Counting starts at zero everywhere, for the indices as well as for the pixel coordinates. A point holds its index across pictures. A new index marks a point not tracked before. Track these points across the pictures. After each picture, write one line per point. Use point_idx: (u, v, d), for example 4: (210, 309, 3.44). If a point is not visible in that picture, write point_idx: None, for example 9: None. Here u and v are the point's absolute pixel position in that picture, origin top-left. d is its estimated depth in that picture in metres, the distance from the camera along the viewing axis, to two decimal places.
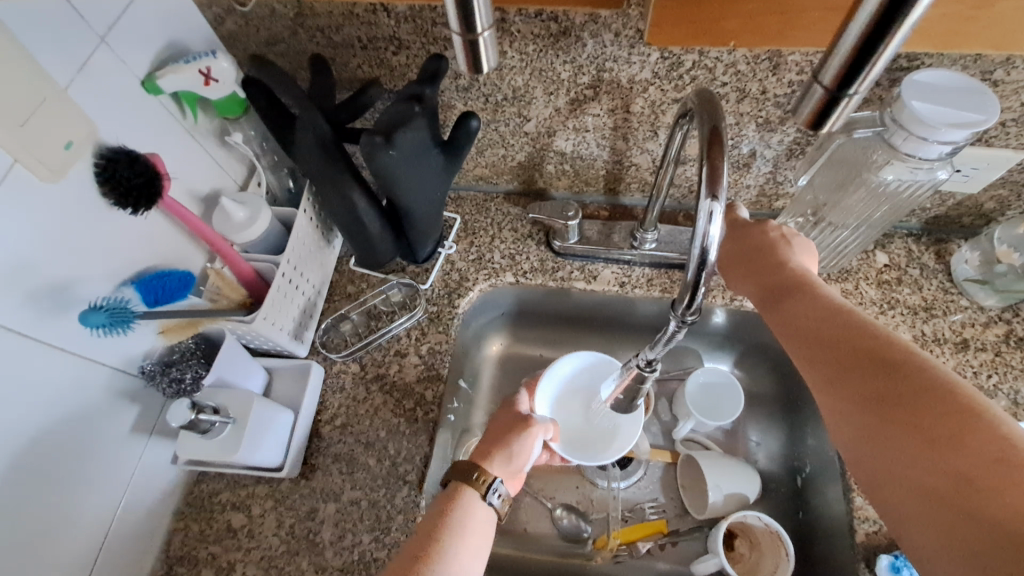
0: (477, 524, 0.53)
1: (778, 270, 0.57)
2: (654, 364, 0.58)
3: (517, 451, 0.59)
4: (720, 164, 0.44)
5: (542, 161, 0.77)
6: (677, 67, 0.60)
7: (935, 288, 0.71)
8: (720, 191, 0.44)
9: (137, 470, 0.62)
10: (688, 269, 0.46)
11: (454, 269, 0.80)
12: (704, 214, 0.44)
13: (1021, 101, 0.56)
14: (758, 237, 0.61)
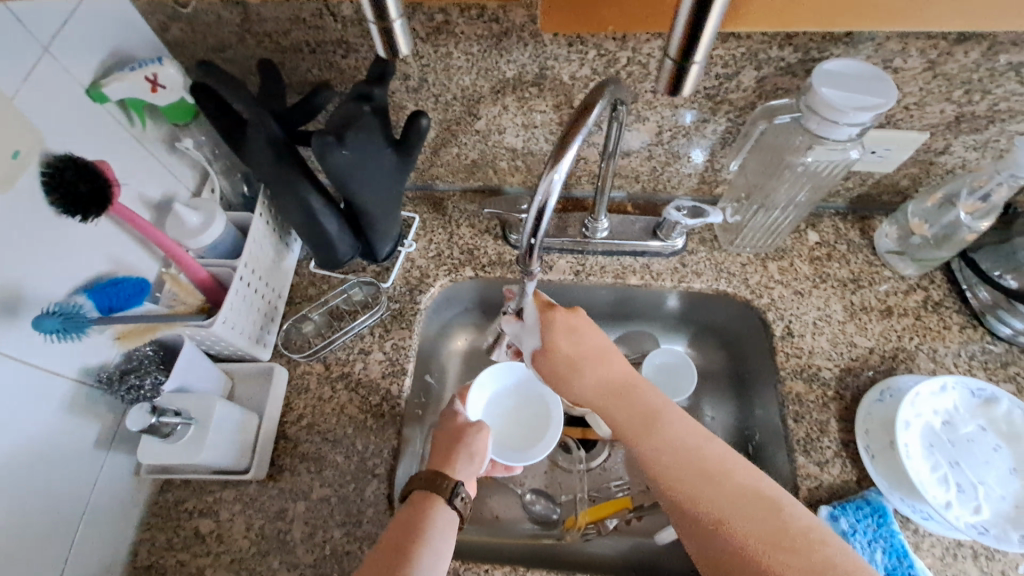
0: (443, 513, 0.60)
1: (574, 376, 0.64)
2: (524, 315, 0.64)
3: (476, 451, 0.67)
4: (574, 137, 0.46)
5: (495, 158, 0.80)
6: (613, 64, 0.63)
7: (861, 262, 0.77)
8: (561, 162, 0.46)
9: (99, 482, 0.61)
10: (529, 218, 0.49)
11: (414, 267, 0.82)
12: (544, 176, 0.46)
13: (920, 86, 0.61)
14: (547, 329, 0.65)
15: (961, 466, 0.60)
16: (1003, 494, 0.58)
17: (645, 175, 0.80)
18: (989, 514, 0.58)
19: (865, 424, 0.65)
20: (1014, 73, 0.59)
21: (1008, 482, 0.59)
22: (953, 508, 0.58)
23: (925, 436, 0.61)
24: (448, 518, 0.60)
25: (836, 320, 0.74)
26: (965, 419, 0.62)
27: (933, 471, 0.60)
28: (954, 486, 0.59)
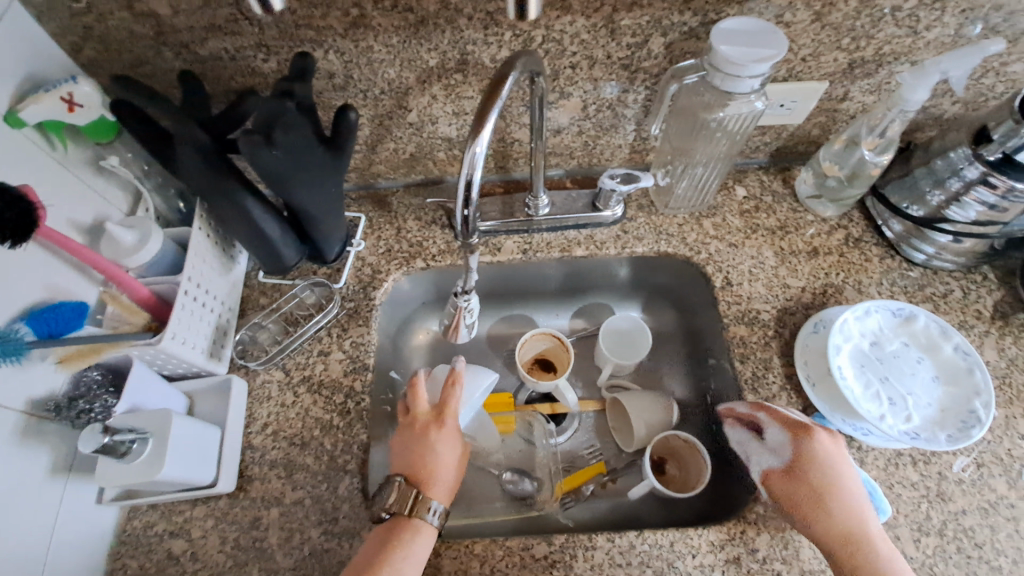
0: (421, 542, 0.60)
1: (798, 492, 0.61)
2: (468, 293, 0.63)
3: (452, 472, 0.65)
4: (490, 111, 0.48)
5: (432, 148, 0.82)
6: (530, 43, 0.65)
7: (786, 210, 0.83)
8: (482, 135, 0.47)
9: (60, 516, 0.60)
10: (459, 190, 0.50)
11: (365, 265, 0.82)
12: (466, 150, 0.47)
13: (812, 38, 0.66)
14: (800, 451, 0.62)
15: (890, 381, 0.66)
16: (928, 401, 0.64)
17: (579, 151, 0.84)
18: (918, 421, 0.63)
19: (803, 355, 0.70)
20: (890, 17, 0.64)
21: (931, 389, 0.65)
22: (887, 420, 0.63)
23: (856, 358, 0.67)
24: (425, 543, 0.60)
25: (769, 266, 0.79)
26: (890, 338, 0.68)
27: (866, 389, 0.65)
28: (885, 400, 0.64)
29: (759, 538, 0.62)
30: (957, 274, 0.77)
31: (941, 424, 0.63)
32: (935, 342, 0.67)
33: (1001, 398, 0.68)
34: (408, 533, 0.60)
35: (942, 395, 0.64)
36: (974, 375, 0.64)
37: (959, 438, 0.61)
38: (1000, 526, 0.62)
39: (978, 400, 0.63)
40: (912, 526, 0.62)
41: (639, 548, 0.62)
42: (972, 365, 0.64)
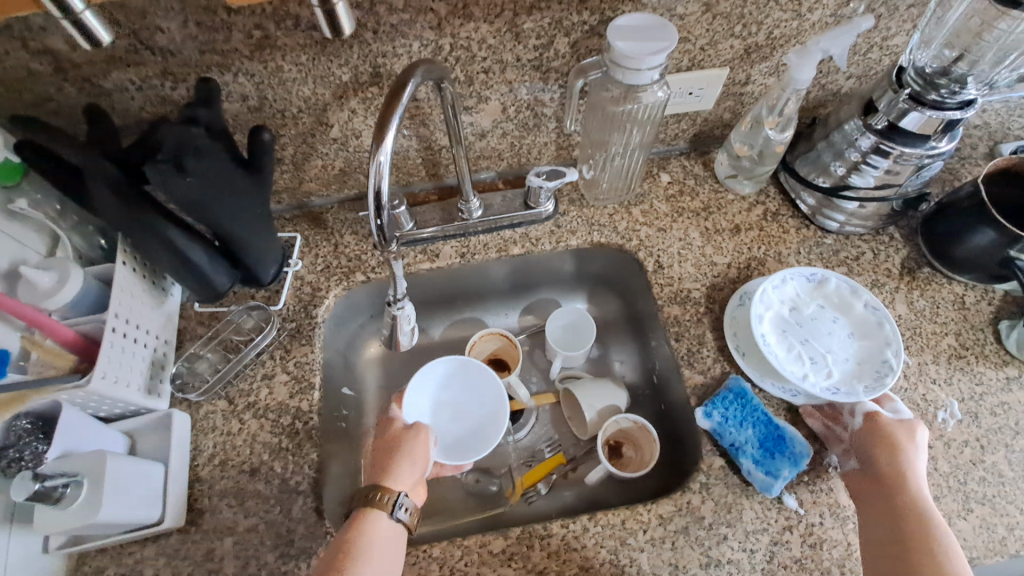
0: (381, 537, 0.60)
1: (883, 468, 0.62)
2: (401, 303, 0.64)
3: (413, 459, 0.66)
4: (391, 118, 0.49)
5: (361, 162, 0.82)
6: (440, 52, 0.67)
7: (709, 192, 0.87)
8: (384, 144, 0.49)
9: (9, 567, 0.58)
10: (370, 199, 0.50)
11: (305, 284, 0.82)
12: (371, 159, 0.48)
13: (706, 27, 0.70)
14: (893, 430, 0.63)
15: (810, 342, 0.71)
16: (845, 356, 0.70)
17: (507, 152, 0.86)
18: (837, 376, 0.68)
19: (732, 326, 0.73)
20: (773, 2, 0.69)
21: (847, 345, 0.70)
22: (809, 378, 0.68)
23: (778, 324, 0.72)
24: (382, 536, 0.60)
25: (696, 246, 0.82)
26: (807, 302, 0.73)
27: (788, 352, 0.70)
28: (807, 360, 0.69)
29: (705, 506, 0.65)
30: (868, 237, 0.82)
31: (858, 376, 0.68)
32: (847, 301, 0.73)
33: (913, 347, 0.74)
34: (361, 528, 0.60)
35: (857, 350, 0.70)
36: (883, 328, 0.70)
37: (874, 388, 0.66)
38: None
39: (888, 350, 0.69)
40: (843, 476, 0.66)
41: (593, 530, 0.64)
42: (881, 318, 0.70)
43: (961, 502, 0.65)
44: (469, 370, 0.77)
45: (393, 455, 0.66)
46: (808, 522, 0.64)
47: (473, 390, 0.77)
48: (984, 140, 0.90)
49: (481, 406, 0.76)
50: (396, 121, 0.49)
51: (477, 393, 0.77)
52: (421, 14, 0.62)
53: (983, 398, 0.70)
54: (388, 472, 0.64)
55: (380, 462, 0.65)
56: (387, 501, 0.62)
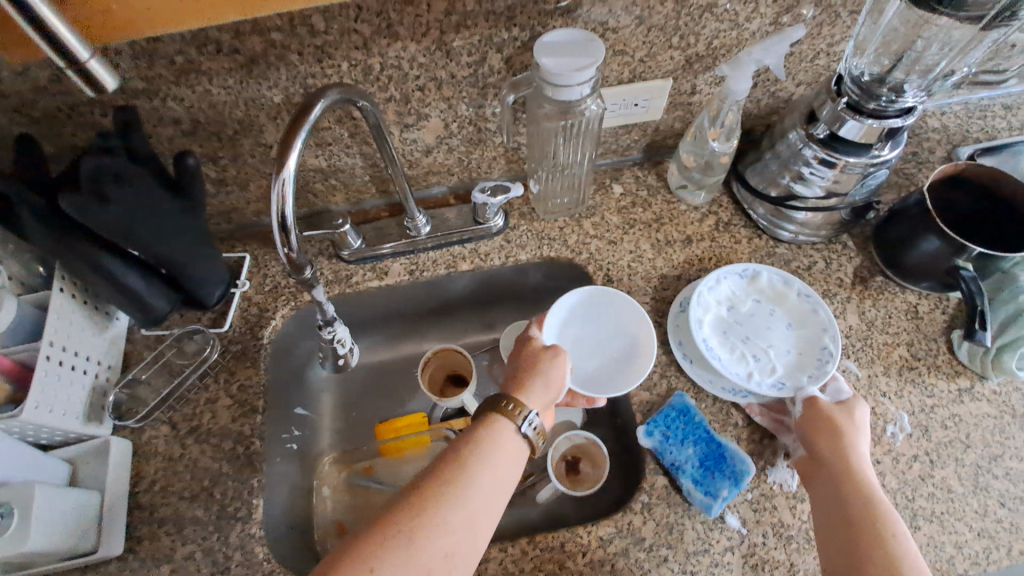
0: (507, 445, 0.60)
1: (828, 453, 0.61)
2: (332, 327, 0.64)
3: (550, 380, 0.67)
4: (295, 141, 0.48)
5: (307, 181, 0.82)
6: (371, 71, 0.66)
7: (661, 203, 0.86)
8: (288, 163, 0.47)
9: None
10: (274, 221, 0.48)
11: (252, 305, 0.82)
12: (274, 178, 0.47)
13: (643, 40, 0.69)
14: (833, 413, 0.63)
15: (751, 339, 0.72)
16: (786, 348, 0.71)
17: (455, 167, 0.85)
18: (781, 370, 0.69)
19: (677, 335, 0.73)
20: (709, 12, 0.67)
21: (786, 336, 0.71)
22: (754, 376, 0.69)
23: (718, 326, 0.73)
24: (513, 446, 0.60)
25: (647, 259, 0.81)
26: (744, 300, 0.75)
27: (731, 353, 0.71)
28: (750, 358, 0.70)
29: (645, 527, 0.64)
30: (820, 246, 0.81)
31: (801, 366, 0.69)
32: (781, 293, 0.74)
33: (864, 359, 0.72)
34: (490, 432, 0.60)
35: (796, 339, 0.71)
36: (817, 315, 0.71)
37: (818, 376, 0.67)
38: None
39: (825, 335, 0.70)
40: (788, 494, 0.65)
41: (531, 553, 0.63)
42: (814, 305, 0.72)
43: (908, 520, 0.63)
44: (596, 302, 0.78)
45: (534, 372, 0.67)
46: (750, 542, 0.63)
47: (600, 324, 0.78)
48: (943, 143, 0.88)
49: (608, 340, 0.77)
50: (299, 145, 0.48)
51: (610, 325, 0.78)
52: (345, 35, 0.61)
53: (934, 410, 0.69)
54: (523, 389, 0.65)
55: (519, 377, 0.67)
56: (517, 412, 0.61)
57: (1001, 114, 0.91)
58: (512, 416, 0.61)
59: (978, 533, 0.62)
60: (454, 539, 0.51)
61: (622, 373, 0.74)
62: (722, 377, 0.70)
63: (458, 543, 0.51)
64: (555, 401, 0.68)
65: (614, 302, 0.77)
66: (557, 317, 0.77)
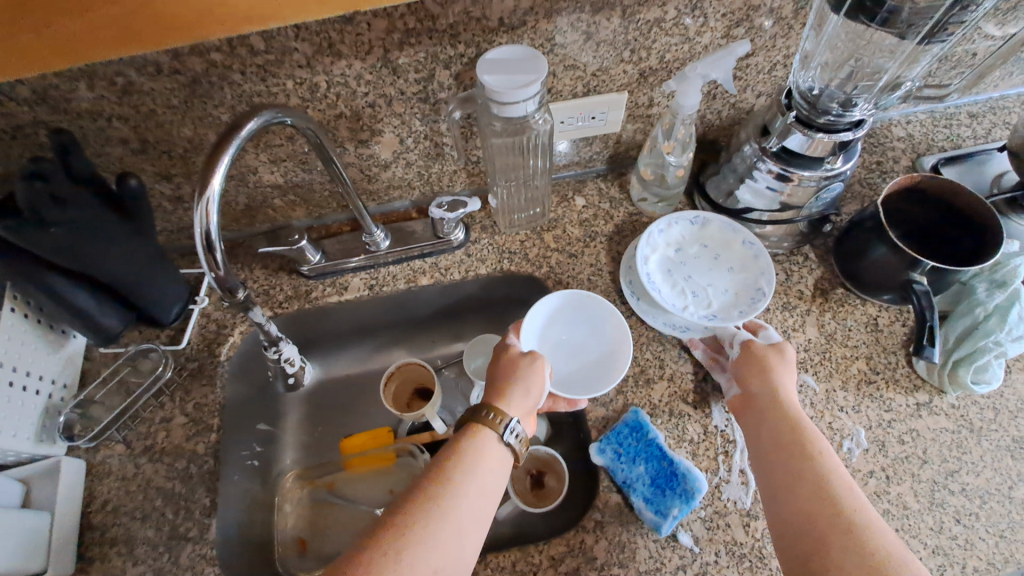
0: (491, 456, 0.59)
1: (760, 387, 0.63)
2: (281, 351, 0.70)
3: (530, 385, 0.66)
4: (222, 159, 0.49)
5: (265, 197, 0.82)
6: (317, 89, 0.66)
7: (623, 214, 0.85)
8: (212, 184, 0.48)
9: None
10: (199, 242, 0.48)
11: (210, 321, 0.82)
12: (197, 200, 0.47)
13: (593, 55, 0.69)
14: (763, 354, 0.65)
15: (692, 278, 0.75)
16: (724, 288, 0.74)
17: (416, 181, 0.85)
18: (716, 306, 0.73)
19: (627, 275, 0.77)
20: (658, 27, 0.67)
21: (726, 278, 0.75)
22: (689, 309, 0.72)
23: (664, 265, 0.77)
24: (497, 456, 0.60)
25: (606, 273, 0.81)
26: (691, 244, 0.78)
27: (672, 288, 0.75)
28: (689, 294, 0.74)
29: (597, 545, 0.63)
30: (781, 257, 0.80)
31: (736, 304, 0.73)
32: (727, 239, 0.76)
33: (822, 373, 0.71)
34: (473, 444, 0.59)
35: (734, 282, 0.75)
36: (759, 260, 0.73)
37: (748, 311, 0.70)
38: None
39: (763, 279, 0.72)
40: (742, 512, 0.64)
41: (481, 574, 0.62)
42: (757, 252, 0.74)
43: None
44: (581, 305, 0.77)
45: (511, 378, 0.66)
46: (702, 561, 0.62)
47: (585, 326, 0.77)
48: (907, 152, 0.87)
49: (584, 347, 0.77)
50: (226, 164, 0.49)
51: (591, 330, 0.77)
52: (286, 54, 0.61)
53: (891, 425, 0.68)
54: (503, 396, 0.64)
55: (497, 384, 0.66)
56: (499, 421, 0.61)
57: (966, 122, 0.90)
58: (496, 427, 0.61)
59: (934, 551, 0.61)
60: (442, 554, 0.51)
61: (596, 376, 0.73)
62: (663, 313, 0.74)
63: (446, 557, 0.51)
64: (537, 406, 0.67)
65: (583, 302, 0.76)
66: (539, 318, 0.75)
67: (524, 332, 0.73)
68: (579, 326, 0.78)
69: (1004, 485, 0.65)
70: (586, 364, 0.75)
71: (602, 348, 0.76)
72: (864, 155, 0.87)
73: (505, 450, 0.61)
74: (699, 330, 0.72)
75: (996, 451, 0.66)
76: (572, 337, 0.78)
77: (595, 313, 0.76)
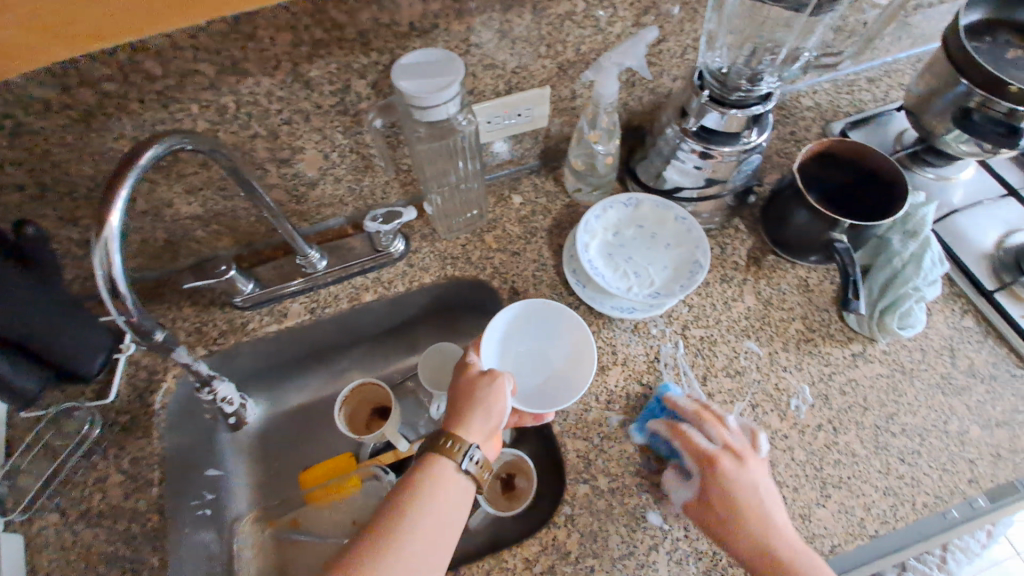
0: (449, 485, 0.59)
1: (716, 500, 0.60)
2: (211, 391, 0.66)
3: (491, 405, 0.64)
4: (119, 192, 0.45)
5: (186, 230, 0.77)
6: (226, 110, 0.63)
7: (560, 207, 0.86)
8: (110, 222, 0.45)
9: None
10: (103, 285, 0.45)
11: (140, 368, 0.76)
12: (96, 241, 0.44)
13: (509, 53, 0.69)
14: (714, 487, 0.60)
15: (633, 259, 0.77)
16: (664, 265, 0.76)
17: (348, 197, 0.82)
18: (658, 283, 0.75)
19: (570, 264, 0.78)
20: (570, 20, 0.68)
21: (664, 255, 0.77)
22: (633, 289, 0.74)
23: (604, 249, 0.78)
24: (455, 483, 0.59)
25: (551, 267, 0.81)
26: (627, 226, 0.79)
27: (615, 271, 0.76)
28: (631, 275, 0.76)
29: (570, 539, 0.63)
30: (715, 232, 0.83)
31: (677, 278, 0.75)
32: (661, 216, 0.78)
33: (763, 338, 0.74)
34: (429, 474, 0.59)
35: (673, 257, 0.77)
36: (692, 234, 0.75)
37: (688, 284, 0.73)
38: (779, 459, 0.66)
39: (698, 251, 0.75)
40: None
41: None
42: (690, 226, 0.76)
43: (818, 490, 0.65)
44: (542, 309, 0.75)
45: (472, 399, 0.65)
46: (673, 537, 0.63)
47: (549, 329, 0.76)
48: (817, 121, 0.93)
49: (549, 352, 0.76)
50: (123, 197, 0.46)
51: (555, 335, 0.76)
52: (187, 77, 0.58)
53: (832, 378, 0.71)
54: (461, 421, 0.63)
55: (455, 408, 0.65)
56: (457, 449, 0.61)
57: (866, 88, 0.96)
58: (454, 454, 0.60)
59: (884, 493, 0.65)
60: None
61: (562, 384, 0.73)
62: (611, 297, 0.75)
63: None
64: (501, 426, 0.66)
65: (541, 309, 0.75)
66: (498, 331, 0.74)
67: (483, 348, 0.72)
68: (543, 330, 0.77)
69: (939, 420, 0.69)
70: (553, 371, 0.75)
71: (567, 352, 0.75)
72: (779, 127, 0.92)
73: (464, 478, 0.60)
74: (644, 309, 0.74)
75: (928, 389, 0.71)
76: (536, 343, 0.77)
77: (557, 315, 0.75)
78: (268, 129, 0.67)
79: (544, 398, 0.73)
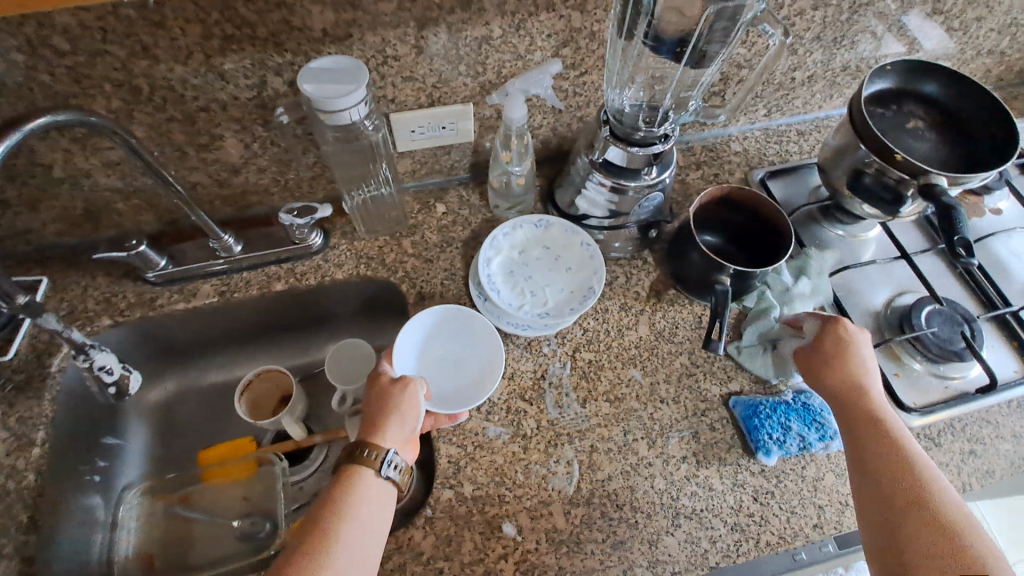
0: (373, 494, 0.60)
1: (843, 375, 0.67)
2: (87, 356, 0.70)
3: (405, 411, 0.66)
4: None
5: (105, 202, 0.79)
6: (139, 92, 0.65)
7: (480, 221, 0.88)
8: None
9: None
10: None
11: (43, 331, 0.78)
12: None
13: (427, 69, 0.72)
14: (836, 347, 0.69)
15: (533, 278, 0.80)
16: (561, 287, 0.79)
17: (273, 187, 0.85)
18: (551, 303, 0.78)
19: (473, 277, 0.81)
20: (487, 44, 0.70)
21: (564, 277, 0.80)
22: (525, 307, 0.78)
23: (506, 265, 0.81)
24: (379, 491, 0.61)
25: (459, 277, 0.83)
26: (535, 246, 0.82)
27: (512, 288, 0.80)
28: (527, 293, 0.79)
29: (425, 540, 0.65)
30: (623, 261, 0.85)
31: (570, 301, 0.78)
32: (568, 241, 0.81)
33: (648, 368, 0.77)
34: (354, 487, 0.60)
35: (572, 281, 0.80)
36: (593, 260, 0.79)
37: (579, 308, 0.76)
38: (638, 485, 0.69)
39: (594, 278, 0.78)
40: (564, 500, 0.68)
41: None
42: (592, 253, 0.79)
43: (670, 519, 0.68)
44: (461, 319, 0.78)
45: (385, 408, 0.66)
46: (523, 549, 0.65)
47: (466, 339, 0.78)
48: (742, 166, 0.96)
49: (465, 360, 0.77)
50: None
51: (473, 346, 0.77)
52: (97, 56, 0.60)
53: (706, 413, 0.74)
54: (378, 430, 0.64)
55: (372, 417, 0.65)
56: (375, 457, 0.61)
57: (794, 139, 1.00)
58: (374, 463, 0.61)
59: (732, 528, 0.68)
60: None
61: (471, 392, 0.74)
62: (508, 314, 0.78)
63: None
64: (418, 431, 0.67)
65: (456, 317, 0.78)
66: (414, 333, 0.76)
67: (395, 355, 0.73)
68: (462, 339, 0.78)
69: (797, 465, 0.72)
70: (466, 379, 0.75)
71: (481, 362, 0.76)
72: (704, 167, 0.95)
73: (387, 484, 0.62)
74: (538, 327, 0.77)
75: None
76: (455, 351, 0.77)
77: (474, 327, 0.77)
78: (185, 114, 0.69)
79: (451, 402, 0.73)
